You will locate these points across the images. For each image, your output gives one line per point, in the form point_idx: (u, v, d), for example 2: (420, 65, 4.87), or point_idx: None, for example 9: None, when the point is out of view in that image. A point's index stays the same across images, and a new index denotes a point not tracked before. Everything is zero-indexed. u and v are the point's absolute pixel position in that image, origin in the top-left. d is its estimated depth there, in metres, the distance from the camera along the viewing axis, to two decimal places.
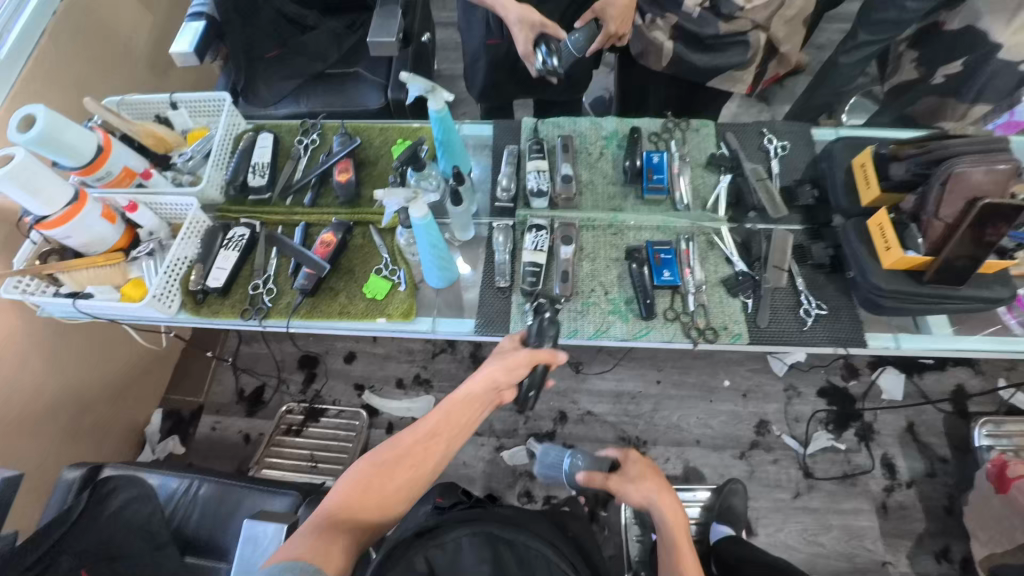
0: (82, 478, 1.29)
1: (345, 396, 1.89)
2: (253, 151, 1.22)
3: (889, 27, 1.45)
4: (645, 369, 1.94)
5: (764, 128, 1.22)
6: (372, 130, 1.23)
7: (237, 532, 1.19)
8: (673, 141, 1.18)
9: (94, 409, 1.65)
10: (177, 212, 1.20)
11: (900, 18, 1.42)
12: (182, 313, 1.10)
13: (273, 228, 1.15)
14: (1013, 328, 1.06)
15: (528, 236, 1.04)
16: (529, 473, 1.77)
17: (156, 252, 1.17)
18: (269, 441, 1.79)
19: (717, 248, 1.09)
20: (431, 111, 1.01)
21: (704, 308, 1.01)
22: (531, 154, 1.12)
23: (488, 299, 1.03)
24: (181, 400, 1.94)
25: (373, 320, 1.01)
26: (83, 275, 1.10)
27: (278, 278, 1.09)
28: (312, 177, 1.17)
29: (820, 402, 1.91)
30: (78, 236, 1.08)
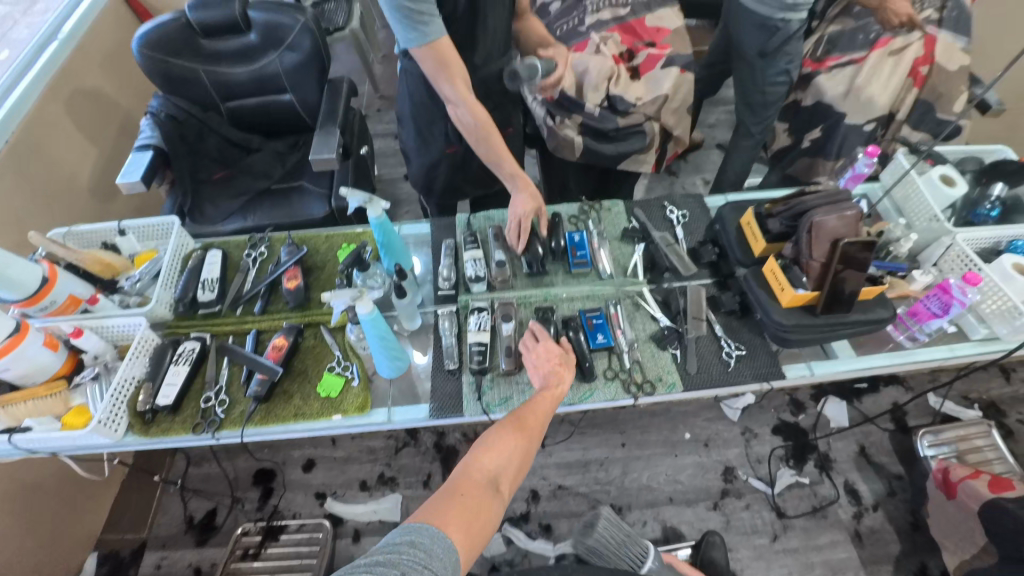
0: None
1: (306, 507, 1.80)
2: (201, 268, 1.28)
3: (760, 107, 1.75)
4: (609, 433, 1.97)
5: (665, 202, 1.40)
6: (317, 239, 1.32)
7: None
8: (591, 221, 1.34)
9: (17, 563, 1.49)
10: (124, 333, 1.22)
11: (767, 99, 1.72)
12: (128, 437, 1.09)
13: (223, 339, 1.19)
14: (904, 343, 1.22)
15: (470, 318, 1.12)
16: (510, 561, 1.71)
17: (100, 375, 1.16)
18: (222, 570, 1.64)
19: (643, 308, 1.21)
20: (370, 219, 1.11)
21: (639, 364, 1.11)
22: (466, 245, 1.24)
23: (439, 382, 1.08)
24: (121, 538, 1.78)
25: (329, 418, 1.04)
26: (20, 409, 1.09)
27: (230, 387, 1.11)
28: (261, 287, 1.23)
29: (776, 440, 2.01)
30: (18, 367, 1.07)
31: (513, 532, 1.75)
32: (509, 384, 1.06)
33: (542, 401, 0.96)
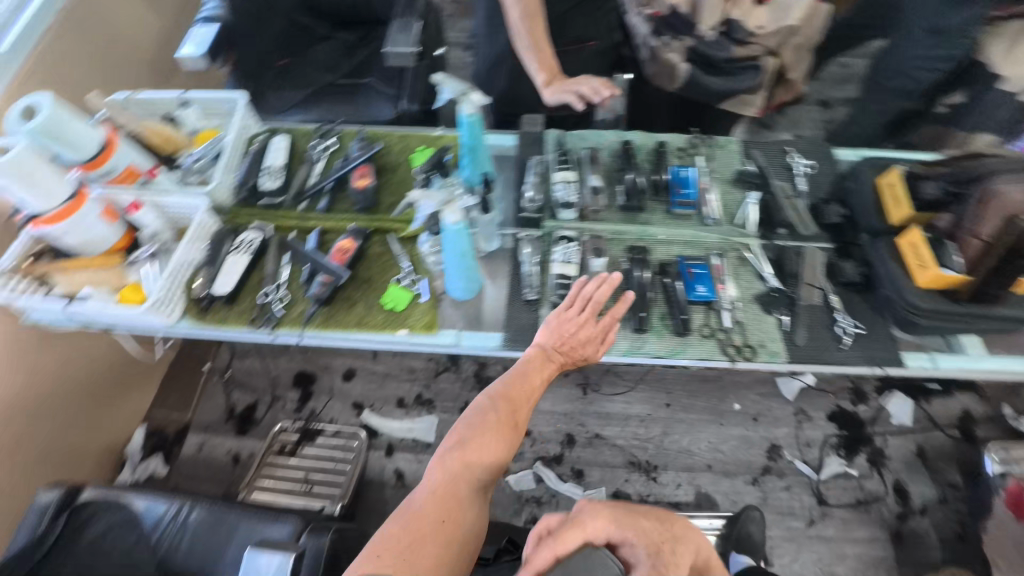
0: (57, 503, 1.15)
1: (343, 415, 1.81)
2: (265, 154, 1.17)
3: (905, 83, 1.48)
4: (654, 391, 1.89)
5: (788, 147, 1.21)
6: (392, 137, 1.19)
7: (234, 560, 1.12)
8: (700, 157, 1.17)
9: (72, 426, 1.55)
10: (182, 213, 1.14)
11: (919, 77, 1.45)
12: (182, 322, 1.02)
13: (285, 234, 1.10)
14: None
15: (556, 248, 1.00)
16: (537, 498, 1.70)
17: (159, 254, 1.09)
18: (261, 462, 1.69)
19: (749, 264, 1.07)
20: (462, 115, 0.98)
21: (740, 326, 0.99)
22: (557, 165, 1.09)
23: (515, 312, 0.97)
24: (166, 417, 1.84)
25: (393, 332, 0.95)
26: (80, 277, 1.05)
27: (290, 285, 1.03)
28: (328, 183, 1.12)
29: (830, 427, 1.89)
30: (75, 235, 1.02)
31: (544, 471, 1.72)
32: None
33: (530, 379, 0.92)
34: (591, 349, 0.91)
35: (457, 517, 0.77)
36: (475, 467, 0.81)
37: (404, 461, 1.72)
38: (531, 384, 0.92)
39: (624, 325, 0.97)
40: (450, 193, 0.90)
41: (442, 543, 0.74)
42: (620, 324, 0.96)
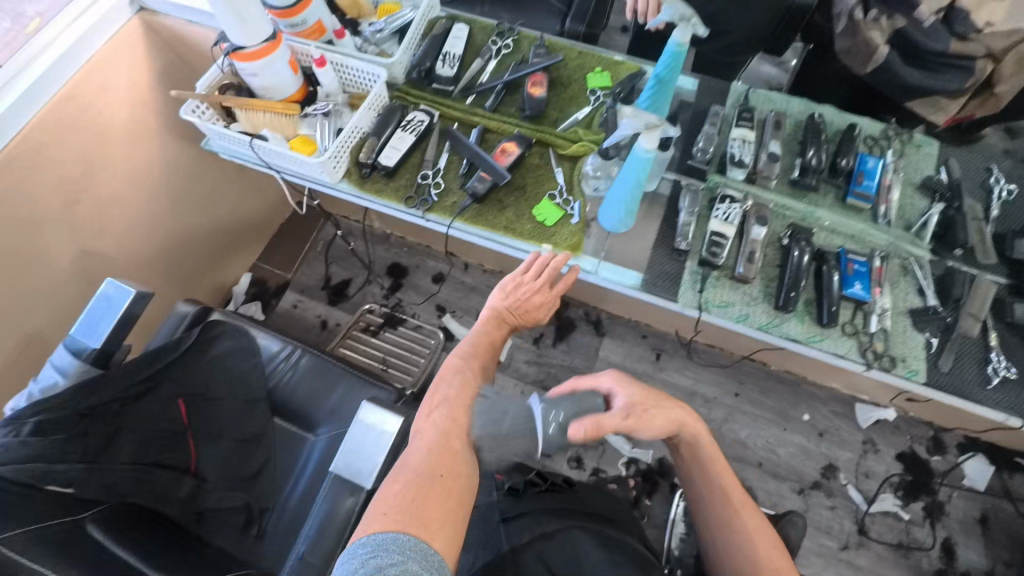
0: (193, 315, 1.33)
1: (425, 313, 1.90)
2: (445, 40, 1.16)
3: None
4: (726, 378, 1.87)
5: (993, 165, 1.09)
6: (571, 52, 1.15)
7: (331, 408, 1.26)
8: (891, 151, 1.07)
9: (194, 256, 1.72)
10: (358, 82, 1.15)
11: None
12: (342, 184, 1.07)
13: (448, 123, 1.10)
14: None
15: (717, 206, 0.97)
16: (585, 441, 1.75)
17: (331, 114, 1.10)
18: (346, 333, 1.83)
19: (911, 275, 1.00)
20: (670, 41, 0.92)
21: (885, 334, 0.94)
22: (738, 121, 1.04)
23: (659, 258, 0.97)
24: (270, 270, 1.99)
25: (538, 245, 0.98)
26: (258, 118, 1.10)
27: (446, 175, 1.05)
28: (500, 83, 1.11)
29: (895, 465, 1.81)
30: (263, 77, 1.07)
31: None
32: (735, 291, 0.94)
33: (486, 344, 0.99)
34: (547, 309, 0.98)
35: (451, 469, 0.79)
36: (460, 424, 0.85)
37: None
38: (485, 348, 0.99)
39: (765, 300, 0.94)
40: (659, 118, 0.84)
41: (447, 495, 0.75)
42: (762, 298, 0.94)
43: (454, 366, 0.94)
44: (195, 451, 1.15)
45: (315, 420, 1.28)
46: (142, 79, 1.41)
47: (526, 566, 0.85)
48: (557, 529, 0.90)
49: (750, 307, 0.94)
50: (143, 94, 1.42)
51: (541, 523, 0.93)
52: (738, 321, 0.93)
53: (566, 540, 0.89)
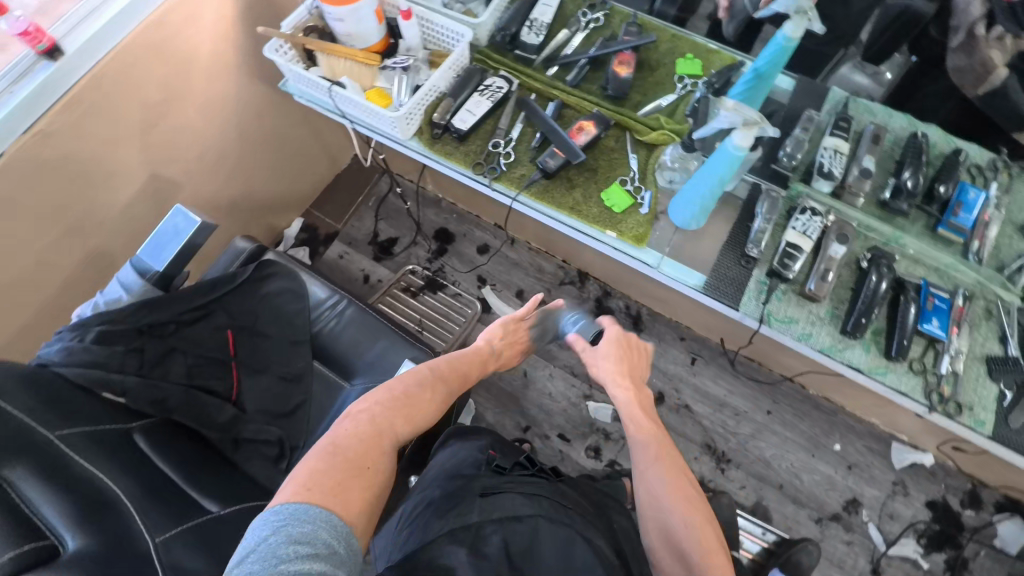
0: (249, 252, 1.37)
1: (465, 282, 1.91)
2: (534, 6, 1.12)
3: None
4: (761, 394, 1.82)
5: None
6: (664, 33, 1.10)
7: (368, 361, 1.29)
8: (996, 184, 0.99)
9: (254, 196, 1.78)
10: (441, 41, 1.13)
11: None
12: (411, 141, 1.08)
13: (525, 94, 1.08)
14: None
15: (797, 216, 0.92)
16: (606, 432, 1.74)
17: (410, 70, 1.10)
18: (386, 290, 1.85)
19: (994, 320, 0.93)
20: (780, 34, 0.87)
21: (956, 377, 0.88)
22: (834, 130, 0.97)
23: (725, 262, 0.93)
24: (322, 219, 2.03)
25: (602, 231, 0.95)
26: (337, 64, 1.10)
27: (517, 146, 1.03)
28: (585, 57, 1.07)
29: (923, 512, 1.74)
30: (348, 24, 1.06)
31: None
32: (801, 309, 0.90)
33: (451, 370, 1.04)
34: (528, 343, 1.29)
35: (374, 465, 0.80)
36: (399, 428, 0.88)
37: None
38: (447, 371, 1.03)
39: (833, 323, 0.90)
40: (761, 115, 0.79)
41: (368, 486, 0.76)
42: (829, 319, 0.89)
43: (420, 377, 0.97)
44: (237, 380, 1.21)
45: (350, 370, 1.31)
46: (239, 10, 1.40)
47: (489, 542, 0.78)
48: (529, 513, 0.82)
49: (814, 327, 0.89)
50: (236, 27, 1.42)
51: (512, 503, 0.85)
52: (799, 340, 0.89)
53: (535, 528, 0.81)
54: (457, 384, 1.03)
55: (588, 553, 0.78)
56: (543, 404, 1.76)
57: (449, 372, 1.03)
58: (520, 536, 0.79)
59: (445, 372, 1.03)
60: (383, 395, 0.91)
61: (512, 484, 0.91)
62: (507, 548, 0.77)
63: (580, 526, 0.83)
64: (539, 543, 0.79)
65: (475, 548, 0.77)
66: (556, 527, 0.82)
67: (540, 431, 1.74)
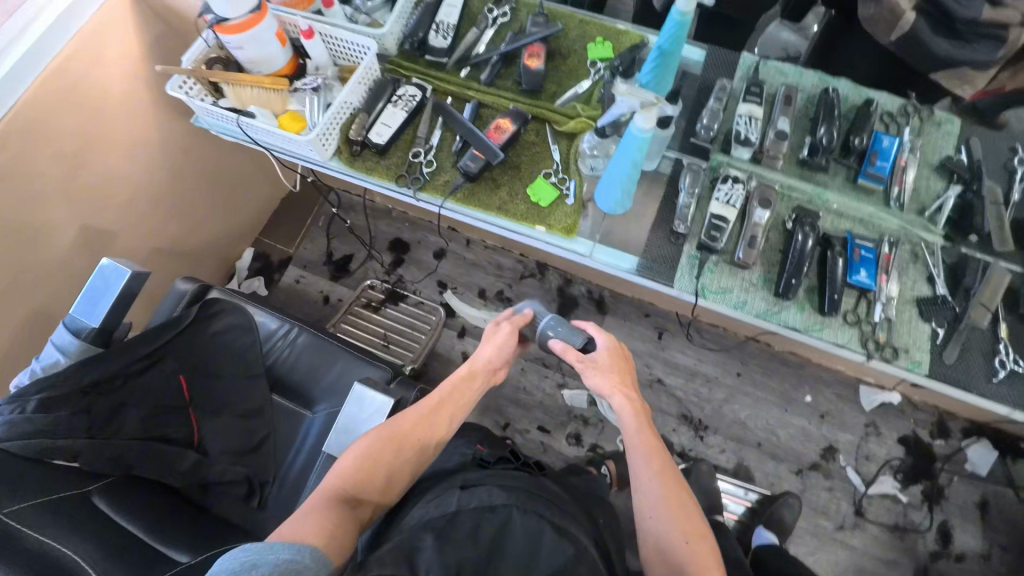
0: (192, 293, 1.34)
1: (427, 289, 1.90)
2: (439, 8, 1.11)
3: None
4: (729, 357, 1.86)
5: (1019, 144, 1.02)
6: (571, 19, 1.10)
7: (328, 385, 1.27)
8: (909, 129, 1.01)
9: (199, 234, 1.73)
10: (349, 54, 1.12)
11: None
12: (333, 162, 1.07)
13: (442, 98, 1.08)
14: None
15: (719, 187, 0.93)
16: (585, 418, 1.76)
17: (321, 89, 1.09)
18: (347, 309, 1.83)
19: (921, 262, 0.95)
20: (674, 10, 0.88)
21: (889, 324, 0.90)
22: (746, 96, 0.98)
23: (655, 241, 0.93)
24: (273, 245, 2.00)
25: (532, 226, 0.95)
26: (246, 93, 1.08)
27: (439, 153, 1.03)
28: (496, 54, 1.07)
29: (896, 449, 1.81)
30: (250, 50, 1.04)
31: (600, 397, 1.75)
32: (734, 278, 0.91)
33: (432, 413, 0.98)
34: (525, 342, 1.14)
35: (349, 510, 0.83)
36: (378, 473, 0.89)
37: (473, 346, 1.82)
38: (426, 418, 0.97)
39: (766, 287, 0.91)
40: (656, 96, 0.83)
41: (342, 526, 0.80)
42: (761, 284, 0.91)
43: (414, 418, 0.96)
44: (197, 426, 1.18)
45: (311, 399, 1.28)
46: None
47: (461, 528, 0.79)
48: (503, 504, 0.83)
49: (749, 294, 0.90)
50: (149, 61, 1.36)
51: (488, 493, 0.85)
52: (736, 308, 0.90)
53: (506, 519, 0.82)
54: (438, 429, 0.98)
55: (559, 544, 0.80)
56: (519, 399, 1.78)
57: (429, 418, 0.97)
58: (491, 526, 0.81)
59: (426, 418, 0.97)
60: (350, 455, 0.90)
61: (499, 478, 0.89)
62: (477, 539, 0.78)
63: (556, 516, 0.83)
64: (510, 534, 0.81)
65: (444, 534, 0.77)
66: (529, 519, 0.82)
67: (519, 427, 1.75)
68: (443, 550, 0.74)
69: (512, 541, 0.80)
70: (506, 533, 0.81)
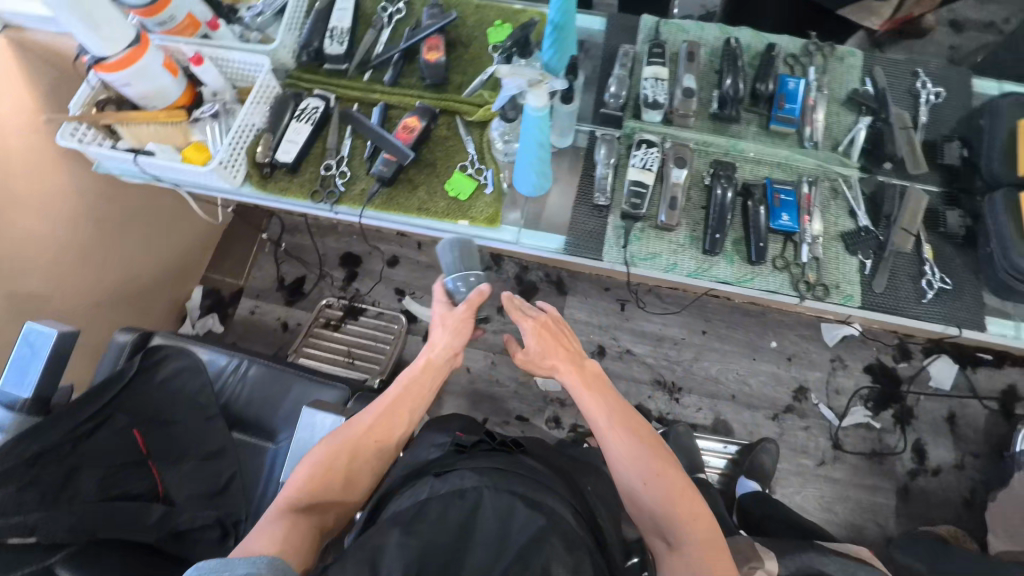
0: (133, 344, 1.28)
1: (385, 298, 1.88)
2: (331, 14, 1.09)
3: None
4: (693, 317, 1.88)
5: (919, 68, 1.04)
6: (467, 6, 1.08)
7: (287, 413, 1.25)
8: (813, 68, 1.02)
9: (139, 280, 1.66)
10: (244, 74, 1.10)
11: None
12: (246, 187, 1.04)
13: (348, 106, 1.06)
14: None
15: (635, 153, 0.92)
16: (561, 400, 1.76)
17: (220, 115, 1.06)
18: (306, 331, 1.79)
19: (841, 197, 0.97)
20: None
21: (818, 263, 0.91)
22: (650, 58, 0.97)
23: (579, 217, 0.93)
24: (221, 279, 1.93)
25: (454, 222, 0.95)
26: (142, 130, 1.04)
27: (352, 162, 1.02)
28: (396, 52, 1.05)
29: (864, 378, 1.86)
30: (139, 86, 0.99)
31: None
32: (661, 241, 0.91)
33: (389, 410, 0.91)
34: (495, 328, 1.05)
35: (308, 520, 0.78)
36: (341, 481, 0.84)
37: None
38: (382, 417, 0.90)
39: (694, 246, 0.91)
40: (541, 72, 0.81)
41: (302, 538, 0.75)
42: (688, 244, 0.91)
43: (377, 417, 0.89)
44: (159, 477, 1.09)
45: (272, 430, 1.25)
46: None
47: (425, 519, 0.71)
48: (471, 486, 0.75)
49: (678, 255, 0.91)
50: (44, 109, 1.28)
51: (460, 476, 0.78)
52: (667, 271, 0.90)
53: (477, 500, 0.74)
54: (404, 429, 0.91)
55: (531, 517, 0.71)
56: (494, 392, 1.77)
57: (387, 416, 0.90)
58: (459, 511, 0.72)
59: (383, 417, 0.90)
60: (302, 468, 0.84)
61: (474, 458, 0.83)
62: (445, 526, 0.70)
63: (529, 491, 0.75)
64: (480, 517, 0.72)
65: (410, 527, 0.70)
66: (501, 497, 0.74)
67: (498, 420, 1.74)
68: (405, 544, 0.66)
69: (484, 523, 0.71)
70: (477, 516, 0.72)
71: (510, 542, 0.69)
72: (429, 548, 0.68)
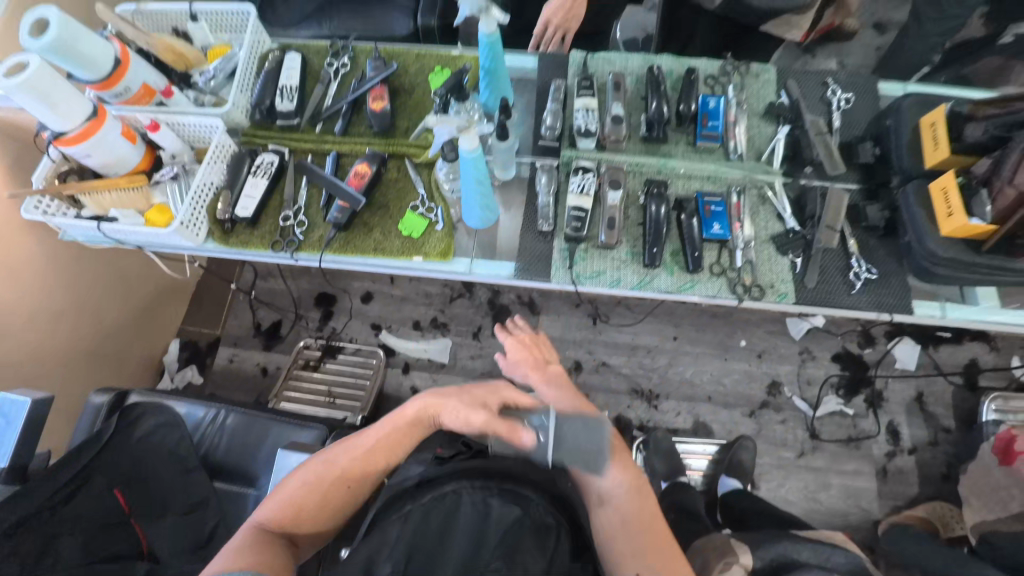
0: (109, 403, 1.30)
1: (362, 335, 1.92)
2: (280, 73, 1.16)
3: None
4: (663, 324, 1.94)
5: (828, 78, 1.13)
6: (407, 56, 1.16)
7: (267, 457, 1.26)
8: (731, 86, 1.10)
9: (113, 337, 1.68)
10: (201, 135, 1.16)
11: None
12: (209, 243, 1.09)
13: (302, 157, 1.13)
14: None
15: (573, 178, 0.99)
16: None
17: (180, 177, 1.12)
18: (286, 374, 1.81)
19: (768, 203, 1.04)
20: (481, 35, 0.91)
21: (752, 265, 0.98)
22: (579, 90, 1.05)
23: (527, 243, 0.99)
24: (198, 331, 1.97)
25: (409, 258, 1.00)
26: (105, 198, 1.08)
27: (309, 210, 1.07)
28: (344, 104, 1.12)
29: (832, 367, 1.92)
30: (99, 155, 1.03)
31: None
32: (604, 259, 0.97)
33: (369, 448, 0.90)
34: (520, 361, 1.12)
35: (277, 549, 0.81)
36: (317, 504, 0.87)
37: (421, 378, 1.85)
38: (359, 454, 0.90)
39: (635, 261, 0.97)
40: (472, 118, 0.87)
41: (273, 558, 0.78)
42: (630, 259, 0.97)
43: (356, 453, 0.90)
44: (143, 535, 1.10)
45: (252, 476, 1.27)
46: (9, 165, 1.30)
47: (394, 530, 0.72)
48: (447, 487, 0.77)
49: (621, 270, 0.97)
50: (14, 178, 1.31)
51: (438, 480, 0.79)
52: (613, 286, 0.96)
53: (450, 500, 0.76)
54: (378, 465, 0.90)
55: (506, 507, 0.75)
56: None
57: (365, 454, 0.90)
58: (439, 514, 0.75)
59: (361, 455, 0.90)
60: (281, 493, 0.88)
61: (474, 392, 0.95)
62: (426, 527, 0.73)
63: (504, 486, 0.77)
64: (456, 518, 0.75)
65: (388, 534, 0.72)
66: (476, 496, 0.77)
67: None
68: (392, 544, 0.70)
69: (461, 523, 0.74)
70: (451, 520, 0.74)
71: (490, 533, 0.72)
72: (415, 547, 0.70)
